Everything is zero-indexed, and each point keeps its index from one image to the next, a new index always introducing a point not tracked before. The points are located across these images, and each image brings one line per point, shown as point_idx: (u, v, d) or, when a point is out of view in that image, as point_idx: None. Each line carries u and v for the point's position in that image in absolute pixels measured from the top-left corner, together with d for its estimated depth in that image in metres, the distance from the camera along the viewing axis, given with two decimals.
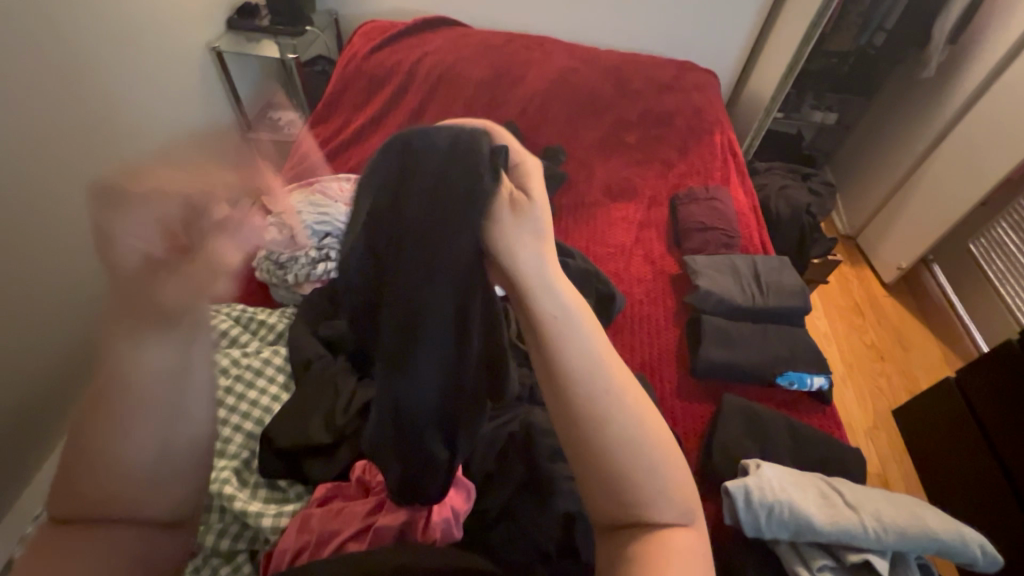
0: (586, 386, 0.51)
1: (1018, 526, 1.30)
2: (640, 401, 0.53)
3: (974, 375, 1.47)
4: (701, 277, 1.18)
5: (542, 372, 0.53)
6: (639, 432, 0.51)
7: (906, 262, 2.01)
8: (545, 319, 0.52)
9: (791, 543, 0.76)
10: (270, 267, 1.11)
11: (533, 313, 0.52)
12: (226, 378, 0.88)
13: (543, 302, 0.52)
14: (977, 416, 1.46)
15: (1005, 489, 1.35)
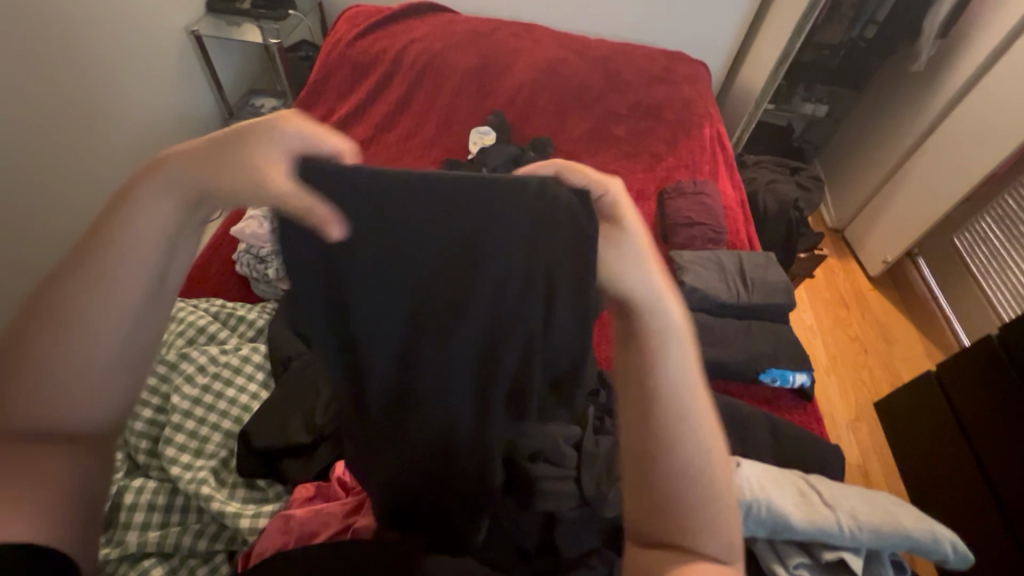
0: (676, 400, 0.52)
1: (990, 517, 1.34)
2: (716, 428, 0.54)
3: (954, 369, 1.49)
4: (687, 273, 1.18)
5: (634, 376, 0.53)
6: (707, 455, 0.52)
7: (892, 256, 2.03)
8: (648, 330, 0.52)
9: (768, 541, 0.77)
10: (251, 262, 1.09)
11: (638, 321, 0.52)
12: (203, 376, 0.87)
13: (651, 315, 0.52)
14: (955, 409, 1.48)
15: (981, 483, 1.38)
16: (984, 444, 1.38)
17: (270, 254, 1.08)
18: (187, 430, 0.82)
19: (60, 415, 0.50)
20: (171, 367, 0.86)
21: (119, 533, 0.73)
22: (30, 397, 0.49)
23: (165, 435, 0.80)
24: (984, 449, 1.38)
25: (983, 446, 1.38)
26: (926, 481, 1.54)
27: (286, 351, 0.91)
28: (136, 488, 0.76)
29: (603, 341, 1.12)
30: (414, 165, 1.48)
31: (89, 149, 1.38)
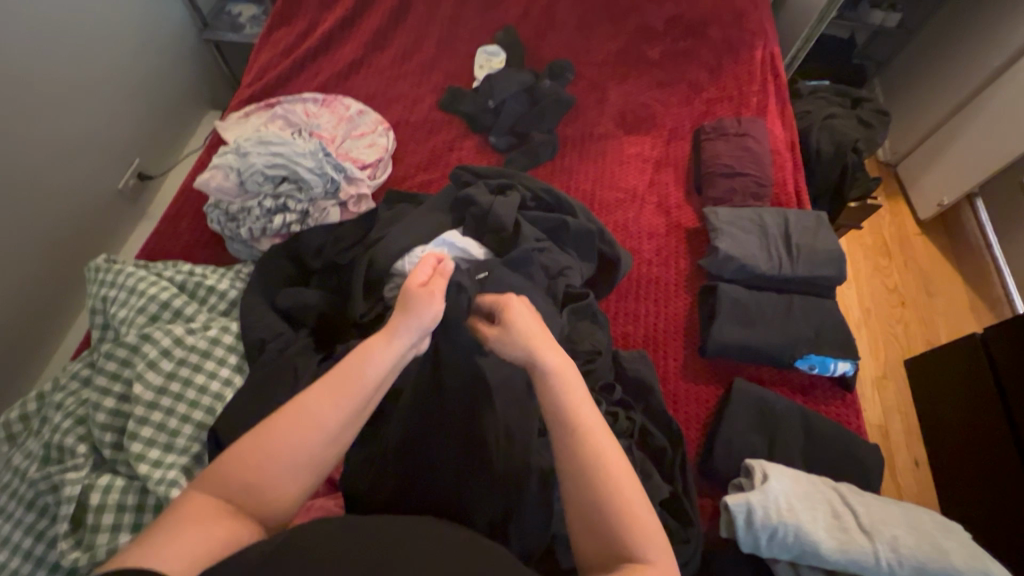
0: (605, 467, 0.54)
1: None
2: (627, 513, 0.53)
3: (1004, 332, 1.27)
4: (722, 237, 1.02)
5: (578, 455, 0.55)
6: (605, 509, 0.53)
7: (949, 198, 1.69)
8: (581, 428, 0.56)
9: (791, 565, 0.70)
10: (221, 219, 0.96)
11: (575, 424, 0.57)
12: (169, 362, 0.77)
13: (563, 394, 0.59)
14: (998, 377, 1.28)
15: (1009, 449, 1.22)
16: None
17: (242, 211, 0.94)
18: (154, 423, 0.74)
19: (354, 378, 0.58)
20: (133, 350, 0.78)
21: (88, 535, 0.68)
22: (299, 415, 0.54)
23: (130, 429, 0.73)
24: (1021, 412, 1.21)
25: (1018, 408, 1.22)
26: (950, 439, 1.38)
27: (262, 332, 0.82)
28: (102, 488, 0.70)
29: (621, 315, 1.00)
30: (409, 93, 1.28)
31: (48, 76, 1.23)
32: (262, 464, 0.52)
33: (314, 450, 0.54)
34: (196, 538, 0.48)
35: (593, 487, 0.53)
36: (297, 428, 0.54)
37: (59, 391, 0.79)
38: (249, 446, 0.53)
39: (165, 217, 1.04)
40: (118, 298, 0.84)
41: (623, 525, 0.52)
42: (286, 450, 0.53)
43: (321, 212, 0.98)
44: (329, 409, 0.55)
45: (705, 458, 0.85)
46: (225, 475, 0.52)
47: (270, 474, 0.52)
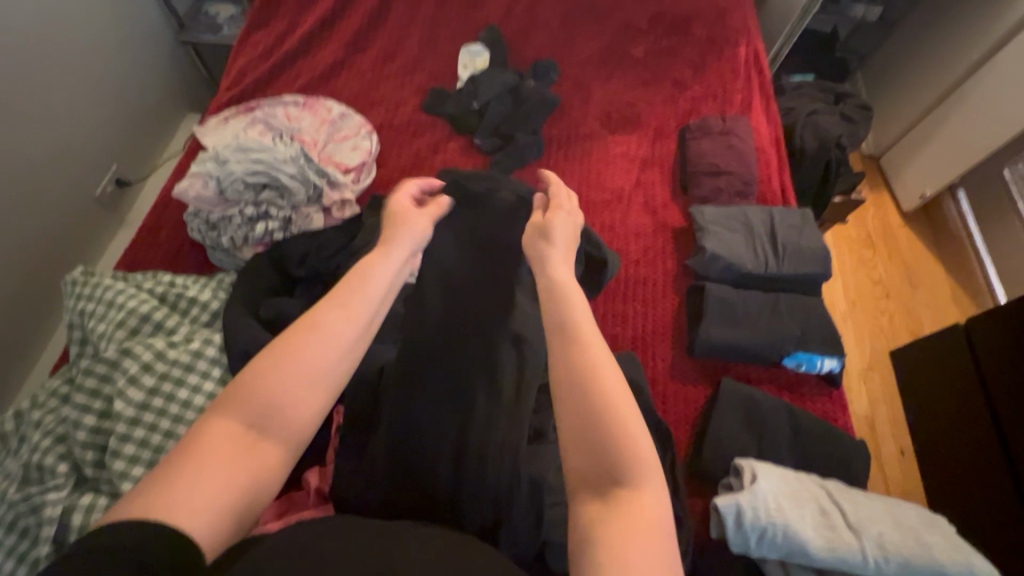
0: (606, 380, 0.55)
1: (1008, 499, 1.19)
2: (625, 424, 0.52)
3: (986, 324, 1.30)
4: (708, 236, 1.02)
5: (582, 366, 0.56)
6: (603, 418, 0.52)
7: (931, 192, 1.72)
8: (583, 342, 0.58)
9: (780, 564, 0.70)
10: (202, 228, 0.94)
11: (576, 338, 0.58)
12: (151, 377, 0.76)
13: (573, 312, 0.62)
14: (980, 367, 1.30)
15: (992, 439, 1.25)
16: (1006, 405, 1.22)
17: (223, 219, 0.93)
18: (137, 439, 0.72)
19: (356, 294, 0.63)
20: (113, 366, 0.76)
21: None
22: (312, 329, 0.58)
23: (112, 447, 0.71)
24: (1004, 402, 1.23)
25: (1001, 399, 1.24)
26: (934, 429, 1.41)
27: (247, 345, 0.80)
28: (85, 509, 0.68)
29: (609, 317, 1.00)
30: (393, 95, 1.27)
31: (20, 81, 1.20)
32: (284, 378, 0.54)
33: (332, 364, 0.57)
34: (222, 472, 0.48)
35: (591, 397, 0.53)
36: (315, 341, 0.57)
37: (38, 409, 0.77)
38: (270, 363, 0.55)
39: (144, 226, 1.02)
40: (96, 311, 0.82)
41: (622, 437, 0.51)
42: (306, 363, 0.55)
43: (304, 219, 0.95)
44: (341, 322, 0.59)
45: (695, 458, 0.86)
46: (248, 397, 0.52)
47: (291, 392, 0.54)
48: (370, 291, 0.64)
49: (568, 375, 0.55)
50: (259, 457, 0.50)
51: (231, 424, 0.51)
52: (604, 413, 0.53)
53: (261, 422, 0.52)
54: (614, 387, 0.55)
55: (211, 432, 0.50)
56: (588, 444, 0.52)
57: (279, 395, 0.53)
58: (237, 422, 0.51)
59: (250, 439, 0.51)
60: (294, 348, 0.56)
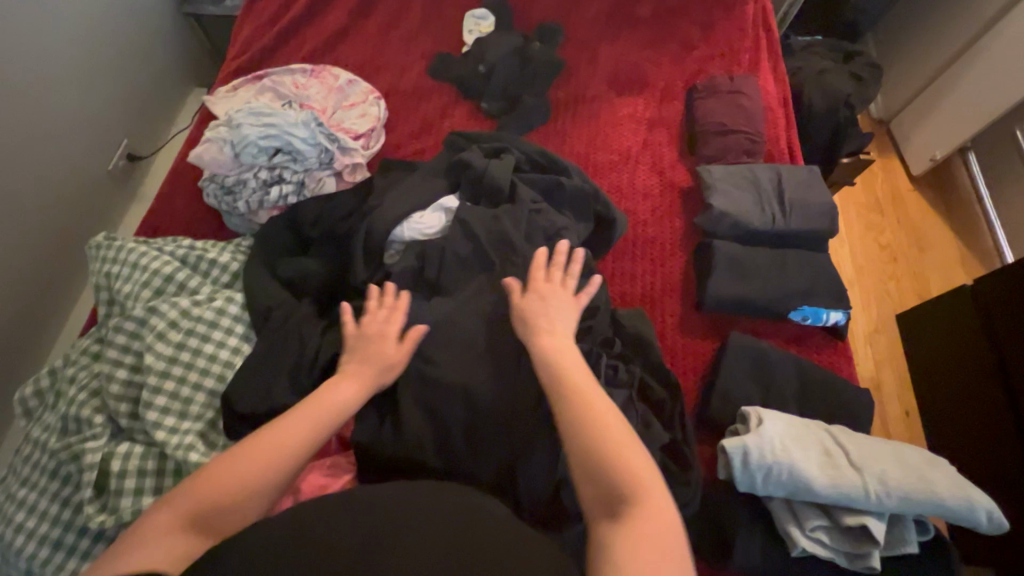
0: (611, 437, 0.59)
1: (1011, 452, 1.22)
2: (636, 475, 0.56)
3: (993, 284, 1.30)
4: (716, 194, 1.03)
5: (587, 429, 0.60)
6: (615, 477, 0.56)
7: (941, 155, 1.70)
8: (582, 405, 0.62)
9: (786, 502, 0.73)
10: (218, 193, 0.96)
11: (575, 405, 0.63)
12: (178, 334, 0.79)
13: (569, 367, 0.67)
14: (987, 326, 1.31)
15: (996, 395, 1.27)
16: (1012, 356, 1.24)
17: (238, 183, 0.95)
18: (168, 391, 0.76)
19: (323, 405, 0.65)
20: (141, 323, 0.79)
21: (112, 499, 0.71)
22: (270, 436, 0.60)
23: (145, 398, 0.75)
24: (1010, 360, 1.25)
25: (1008, 356, 1.25)
26: (939, 388, 1.43)
27: (268, 303, 0.83)
28: (122, 455, 0.72)
29: (618, 275, 1.02)
30: (399, 61, 1.26)
31: (32, 54, 1.21)
32: (236, 467, 0.57)
33: (283, 467, 0.59)
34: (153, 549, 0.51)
35: (601, 455, 0.58)
36: (270, 446, 0.59)
37: (71, 366, 0.81)
38: (227, 460, 0.58)
39: (160, 194, 1.04)
40: (121, 272, 0.84)
41: (635, 486, 0.55)
42: (259, 464, 0.58)
43: (317, 182, 0.98)
44: (300, 433, 0.61)
45: (703, 408, 0.89)
46: (195, 488, 0.56)
47: (238, 482, 0.56)
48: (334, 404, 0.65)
49: (574, 424, 0.61)
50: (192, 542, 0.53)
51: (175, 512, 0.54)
52: (613, 457, 0.58)
53: (204, 513, 0.54)
54: (619, 444, 0.59)
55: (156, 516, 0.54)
56: (595, 477, 0.57)
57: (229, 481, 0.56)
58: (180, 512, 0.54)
59: (188, 529, 0.53)
60: (249, 450, 0.59)
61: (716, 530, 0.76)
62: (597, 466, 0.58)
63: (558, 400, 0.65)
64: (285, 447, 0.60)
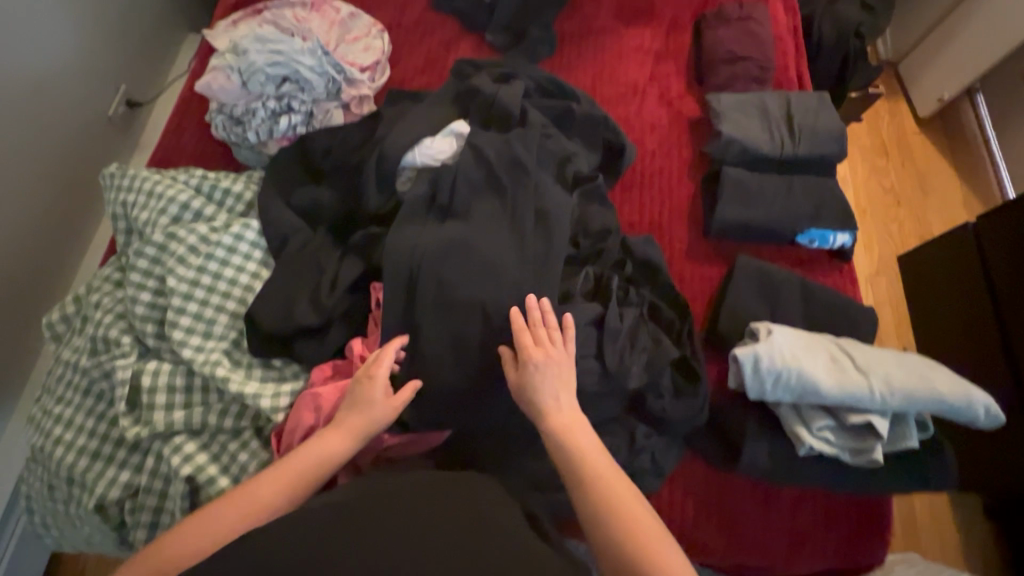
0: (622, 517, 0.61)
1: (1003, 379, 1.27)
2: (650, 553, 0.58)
3: (995, 220, 1.31)
4: (725, 121, 1.03)
5: (595, 507, 0.62)
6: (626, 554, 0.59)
7: (949, 94, 1.68)
8: (594, 482, 0.63)
9: (793, 406, 0.76)
10: (227, 124, 0.96)
11: (585, 484, 0.63)
12: (197, 258, 0.80)
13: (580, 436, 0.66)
14: (985, 261, 1.33)
15: (992, 327, 1.30)
16: (1005, 288, 1.27)
17: (246, 113, 0.94)
18: (192, 313, 0.78)
19: (308, 458, 0.64)
20: (161, 249, 0.80)
21: (145, 413, 0.73)
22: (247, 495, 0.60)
23: (170, 318, 0.77)
24: (1005, 292, 1.28)
25: (1004, 288, 1.28)
26: (938, 323, 1.47)
27: (283, 229, 0.84)
28: (151, 372, 0.75)
29: (627, 204, 1.02)
30: None
31: None
32: (215, 528, 0.58)
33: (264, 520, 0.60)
34: None
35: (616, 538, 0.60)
36: (248, 505, 0.60)
37: (95, 293, 0.82)
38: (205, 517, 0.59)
39: (168, 129, 1.03)
40: (137, 201, 0.85)
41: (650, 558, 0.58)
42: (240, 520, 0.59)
43: (324, 113, 0.97)
44: (280, 487, 0.62)
45: (712, 328, 0.91)
46: (174, 547, 0.57)
47: (216, 542, 0.57)
48: (317, 453, 0.64)
49: (589, 494, 0.62)
50: None
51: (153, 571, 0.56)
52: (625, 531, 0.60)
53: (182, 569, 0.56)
54: (633, 521, 0.60)
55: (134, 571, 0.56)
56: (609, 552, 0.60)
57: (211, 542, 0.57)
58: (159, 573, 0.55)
59: None
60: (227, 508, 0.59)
61: (724, 437, 0.80)
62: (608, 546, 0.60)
63: (564, 463, 0.65)
64: (265, 508, 0.60)
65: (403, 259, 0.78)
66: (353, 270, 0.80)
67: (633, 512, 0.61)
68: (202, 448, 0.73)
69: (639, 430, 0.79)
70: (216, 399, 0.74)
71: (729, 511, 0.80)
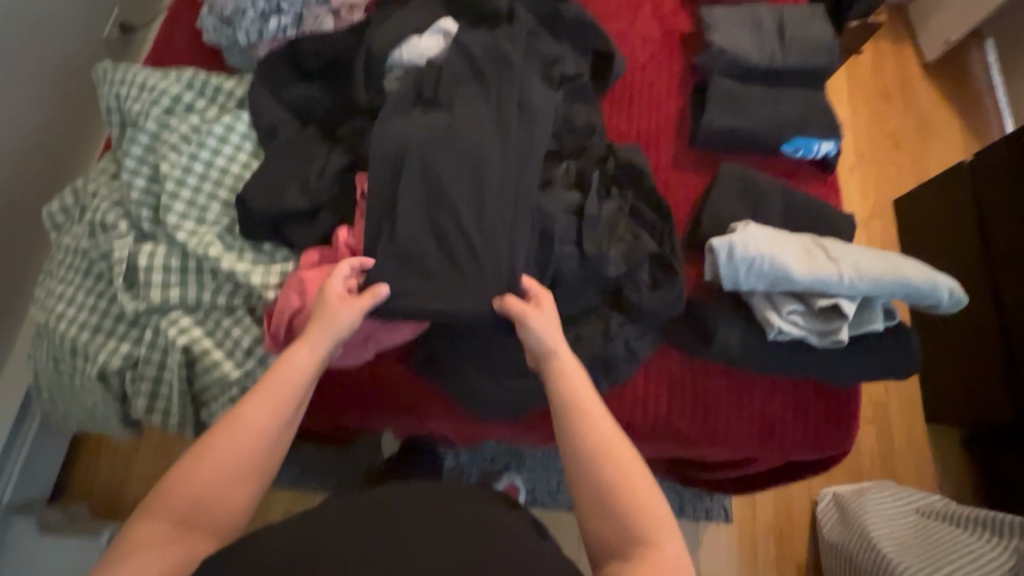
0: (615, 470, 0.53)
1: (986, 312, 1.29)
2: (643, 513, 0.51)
3: (991, 158, 1.32)
4: (717, 32, 1.02)
5: (582, 459, 0.54)
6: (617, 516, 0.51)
7: (957, 37, 1.65)
8: (582, 431, 0.56)
9: (766, 293, 0.79)
10: (218, 25, 0.96)
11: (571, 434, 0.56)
12: (189, 146, 0.82)
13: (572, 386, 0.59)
14: (979, 201, 1.34)
15: (982, 262, 1.32)
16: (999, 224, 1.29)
17: (236, 13, 0.94)
18: (185, 199, 0.80)
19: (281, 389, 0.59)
20: (154, 137, 0.82)
21: (142, 291, 0.77)
22: (226, 435, 0.55)
23: (164, 203, 0.79)
24: (998, 229, 1.29)
25: (997, 226, 1.29)
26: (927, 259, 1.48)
27: (273, 121, 0.85)
28: (147, 254, 0.78)
29: (616, 115, 1.02)
30: None
31: None
32: (206, 475, 0.53)
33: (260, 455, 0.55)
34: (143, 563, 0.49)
35: (603, 495, 0.52)
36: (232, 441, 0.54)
37: (92, 184, 0.85)
38: (195, 457, 0.54)
39: (160, 34, 1.04)
40: (130, 94, 0.87)
41: (636, 514, 0.51)
42: (227, 459, 0.54)
43: (313, 19, 0.95)
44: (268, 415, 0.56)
45: (694, 231, 0.93)
46: (175, 497, 0.52)
47: (209, 483, 0.53)
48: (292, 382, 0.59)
49: (580, 449, 0.55)
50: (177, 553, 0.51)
51: (155, 523, 0.51)
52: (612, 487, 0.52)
53: (186, 519, 0.52)
54: (628, 475, 0.53)
55: (136, 531, 0.51)
56: (598, 513, 0.52)
57: (205, 488, 0.53)
58: (162, 522, 0.51)
59: (173, 536, 0.51)
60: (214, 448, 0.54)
61: (697, 325, 0.84)
62: (600, 509, 0.52)
63: (565, 421, 0.57)
64: (256, 442, 0.55)
65: (389, 149, 0.80)
66: (342, 157, 0.83)
67: (625, 466, 0.54)
68: (198, 324, 0.77)
69: (614, 318, 0.82)
70: (210, 280, 0.78)
71: (705, 400, 0.83)
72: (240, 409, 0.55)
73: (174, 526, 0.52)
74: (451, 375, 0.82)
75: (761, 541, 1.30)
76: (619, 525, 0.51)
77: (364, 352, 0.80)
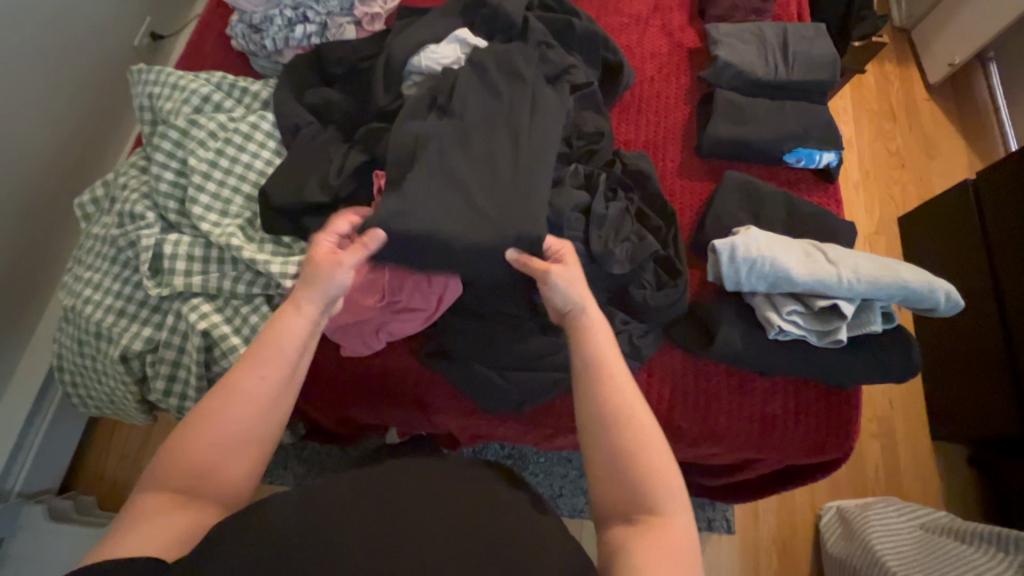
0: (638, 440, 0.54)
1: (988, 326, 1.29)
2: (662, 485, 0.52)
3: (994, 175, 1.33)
4: (722, 47, 1.06)
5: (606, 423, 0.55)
6: (638, 484, 0.52)
7: (960, 58, 1.68)
8: (610, 395, 0.56)
9: (767, 295, 0.82)
10: (246, 32, 1.02)
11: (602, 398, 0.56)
12: (216, 142, 0.86)
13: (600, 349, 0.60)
14: (982, 217, 1.35)
15: (984, 276, 1.32)
16: (1001, 239, 1.29)
17: (265, 21, 1.00)
18: (210, 192, 0.84)
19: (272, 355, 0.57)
20: (183, 133, 0.86)
21: (167, 278, 0.81)
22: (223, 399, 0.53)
23: (190, 195, 0.83)
24: (1001, 244, 1.30)
25: (1000, 241, 1.30)
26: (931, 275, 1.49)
27: (296, 120, 0.90)
28: (172, 242, 0.81)
29: (624, 125, 1.06)
30: None
31: None
32: (208, 438, 0.52)
33: (259, 420, 0.54)
34: (153, 531, 0.48)
35: (623, 462, 0.53)
36: (231, 406, 0.53)
37: (122, 176, 0.89)
38: (196, 421, 0.53)
39: (191, 40, 1.09)
40: (162, 93, 0.91)
41: (654, 484, 0.52)
42: (228, 423, 0.52)
43: (337, 28, 1.00)
44: (258, 379, 0.55)
45: (698, 235, 0.95)
46: (178, 463, 0.51)
47: (212, 449, 0.52)
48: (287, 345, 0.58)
49: (610, 413, 0.55)
50: (188, 519, 0.50)
51: (162, 493, 0.50)
52: (632, 455, 0.53)
53: (192, 485, 0.51)
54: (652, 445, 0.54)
55: (142, 501, 0.50)
56: (616, 480, 0.53)
57: (211, 453, 0.51)
58: (167, 491, 0.50)
59: (183, 502, 0.50)
60: (218, 415, 0.52)
61: (700, 325, 0.86)
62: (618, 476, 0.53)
63: (590, 384, 0.57)
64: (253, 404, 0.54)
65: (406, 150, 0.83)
66: (360, 156, 0.87)
67: (647, 439, 0.54)
68: (219, 310, 0.80)
69: (619, 316, 0.84)
70: (231, 268, 0.81)
71: (705, 399, 0.85)
72: (230, 376, 0.54)
73: (181, 494, 0.51)
74: (459, 367, 0.84)
75: (763, 552, 1.29)
76: (637, 489, 0.52)
77: (377, 342, 0.84)
